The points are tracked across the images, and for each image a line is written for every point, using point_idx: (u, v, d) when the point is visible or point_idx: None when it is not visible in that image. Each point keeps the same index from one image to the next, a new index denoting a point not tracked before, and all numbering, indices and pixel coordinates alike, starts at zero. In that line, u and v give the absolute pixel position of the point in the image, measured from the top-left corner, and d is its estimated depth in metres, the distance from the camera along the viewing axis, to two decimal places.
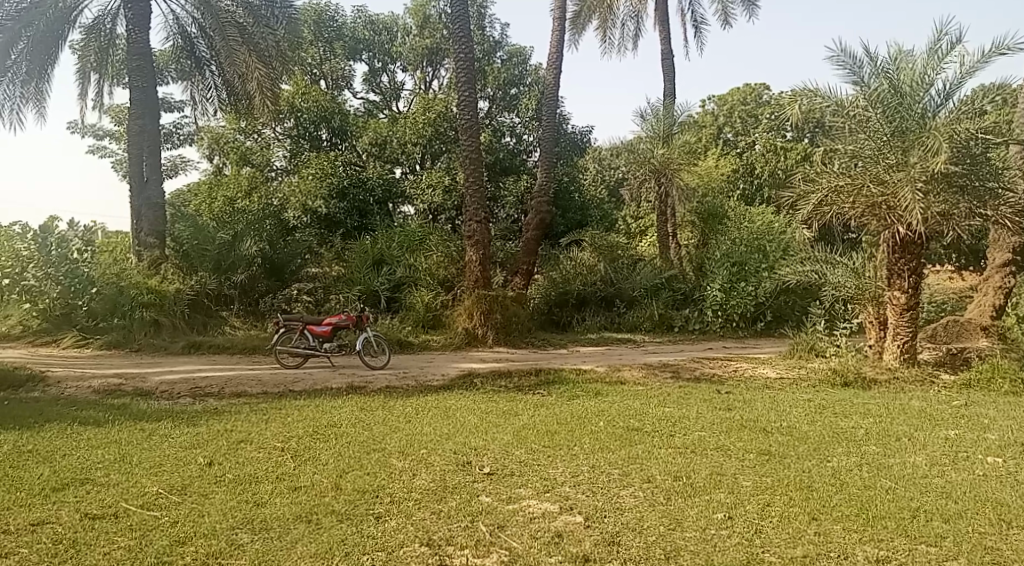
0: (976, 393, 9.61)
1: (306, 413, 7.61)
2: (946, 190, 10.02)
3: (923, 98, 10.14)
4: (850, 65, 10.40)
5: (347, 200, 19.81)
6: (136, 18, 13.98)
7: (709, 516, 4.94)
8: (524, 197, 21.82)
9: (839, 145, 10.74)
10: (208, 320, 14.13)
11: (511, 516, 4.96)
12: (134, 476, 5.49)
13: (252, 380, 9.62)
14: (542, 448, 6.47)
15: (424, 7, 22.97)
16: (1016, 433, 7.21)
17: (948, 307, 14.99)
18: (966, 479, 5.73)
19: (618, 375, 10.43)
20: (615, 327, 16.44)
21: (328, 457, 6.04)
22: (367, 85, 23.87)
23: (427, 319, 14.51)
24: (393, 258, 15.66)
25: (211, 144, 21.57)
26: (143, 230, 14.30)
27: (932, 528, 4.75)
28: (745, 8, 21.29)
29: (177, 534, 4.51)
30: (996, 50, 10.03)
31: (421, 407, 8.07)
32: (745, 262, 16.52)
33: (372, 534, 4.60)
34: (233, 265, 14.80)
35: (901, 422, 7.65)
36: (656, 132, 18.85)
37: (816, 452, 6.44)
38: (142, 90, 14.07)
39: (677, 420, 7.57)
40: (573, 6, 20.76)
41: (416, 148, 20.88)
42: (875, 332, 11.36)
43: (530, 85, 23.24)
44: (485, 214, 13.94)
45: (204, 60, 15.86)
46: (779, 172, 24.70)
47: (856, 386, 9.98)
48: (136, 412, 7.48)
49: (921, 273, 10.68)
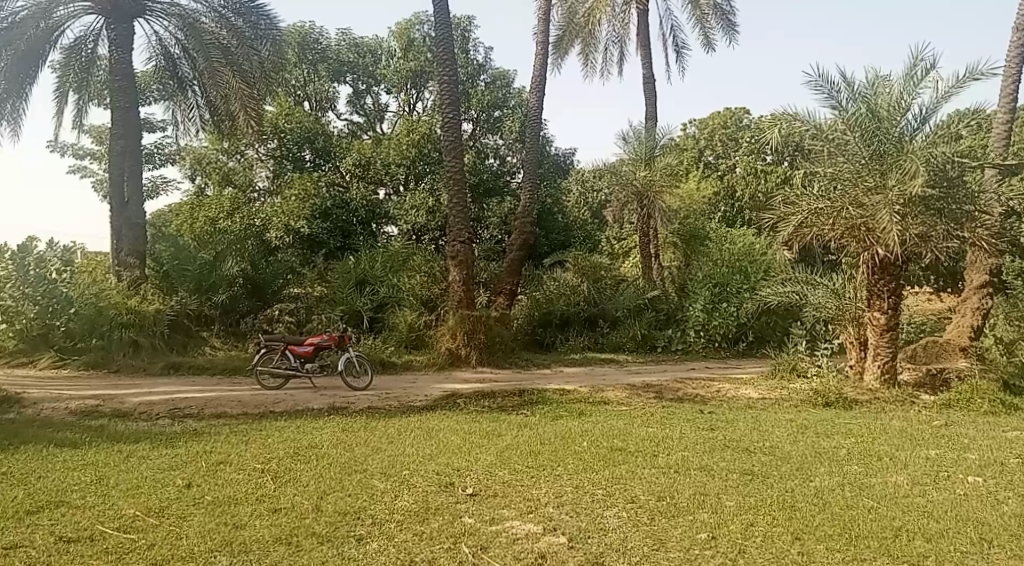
0: (956, 413, 9.68)
1: (286, 435, 7.52)
2: (923, 212, 10.20)
3: (899, 123, 10.29)
4: (829, 90, 10.55)
5: (330, 220, 19.88)
6: (118, 38, 13.92)
7: (693, 536, 4.92)
8: (508, 218, 21.98)
9: (818, 168, 10.86)
10: (188, 341, 14.01)
11: (494, 538, 4.91)
12: (111, 499, 5.39)
13: (232, 401, 9.50)
14: (525, 468, 6.44)
15: (409, 30, 23.09)
16: (996, 453, 7.27)
17: (927, 328, 15.14)
18: (947, 499, 5.76)
19: (602, 395, 10.42)
20: (599, 347, 16.47)
21: (309, 479, 5.97)
22: (351, 107, 23.95)
23: (410, 339, 14.50)
24: (377, 278, 15.71)
25: (193, 164, 21.47)
26: (122, 251, 14.10)
27: (915, 548, 4.77)
28: (725, 34, 21.63)
29: (154, 558, 4.42)
30: (970, 76, 10.26)
31: (403, 428, 7.99)
32: (726, 283, 16.79)
33: (353, 557, 4.53)
34: (214, 285, 14.77)
35: (883, 442, 7.69)
36: (639, 154, 19.13)
37: (799, 472, 6.46)
38: (125, 110, 13.99)
39: (660, 440, 7.58)
40: (556, 31, 21.00)
41: (399, 168, 20.85)
42: (856, 352, 11.49)
43: (513, 107, 23.43)
44: (468, 235, 13.91)
45: (186, 80, 15.79)
46: (758, 196, 25.20)
47: (837, 405, 10.05)
48: (113, 433, 7.37)
49: (900, 293, 10.79)
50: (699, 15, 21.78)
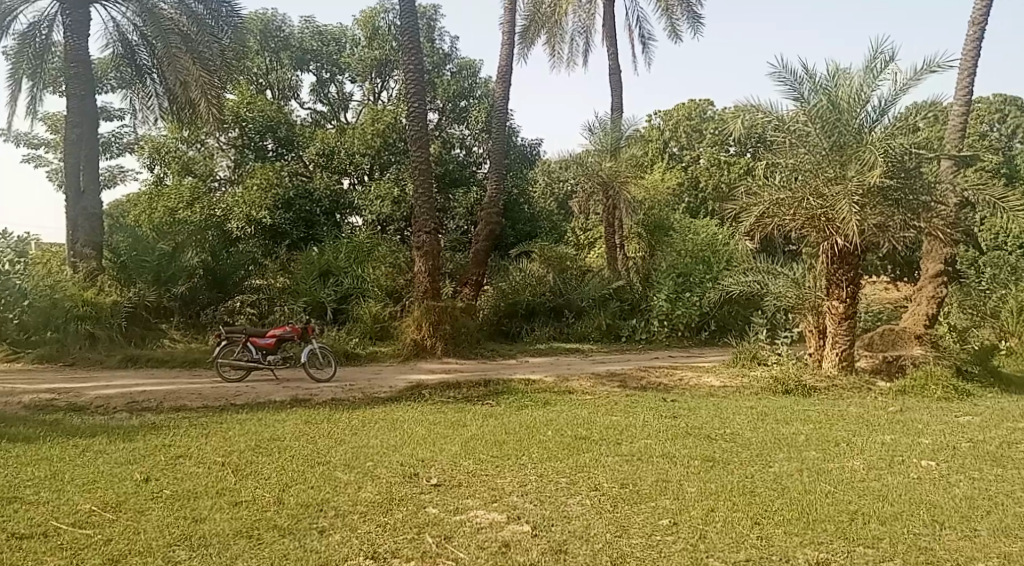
0: (910, 399, 9.92)
1: (248, 428, 7.43)
2: (882, 203, 10.40)
3: (859, 114, 10.47)
4: (791, 82, 10.70)
5: (293, 211, 19.63)
6: (74, 24, 13.53)
7: (655, 522, 4.98)
8: (473, 209, 21.93)
9: (780, 159, 10.98)
10: (147, 333, 13.78)
11: (458, 527, 4.91)
12: (66, 494, 5.29)
13: (192, 394, 9.34)
14: (490, 458, 6.44)
15: (374, 19, 22.85)
16: (949, 437, 7.47)
17: (883, 316, 15.49)
18: (901, 483, 5.90)
19: (566, 385, 10.47)
20: (564, 337, 16.54)
21: (271, 472, 5.91)
22: (315, 96, 23.63)
23: (374, 331, 14.42)
24: (340, 269, 15.58)
25: (151, 153, 21.01)
26: (79, 242, 13.75)
27: (870, 530, 4.88)
28: (690, 25, 21.76)
29: (111, 553, 4.34)
30: (928, 68, 10.47)
31: (368, 420, 7.95)
32: (690, 273, 17.02)
33: (316, 549, 4.50)
34: (174, 276, 14.54)
35: (840, 427, 7.86)
36: (605, 144, 19.22)
37: (758, 457, 6.57)
38: (81, 97, 13.61)
39: (624, 428, 7.64)
40: (523, 20, 20.91)
41: (364, 158, 20.67)
42: (815, 340, 11.66)
43: (479, 97, 23.31)
44: (434, 225, 13.84)
45: (145, 68, 15.41)
46: (722, 186, 25.47)
47: (796, 393, 10.21)
48: (68, 428, 7.20)
49: (859, 282, 10.99)
50: (665, 6, 21.86)
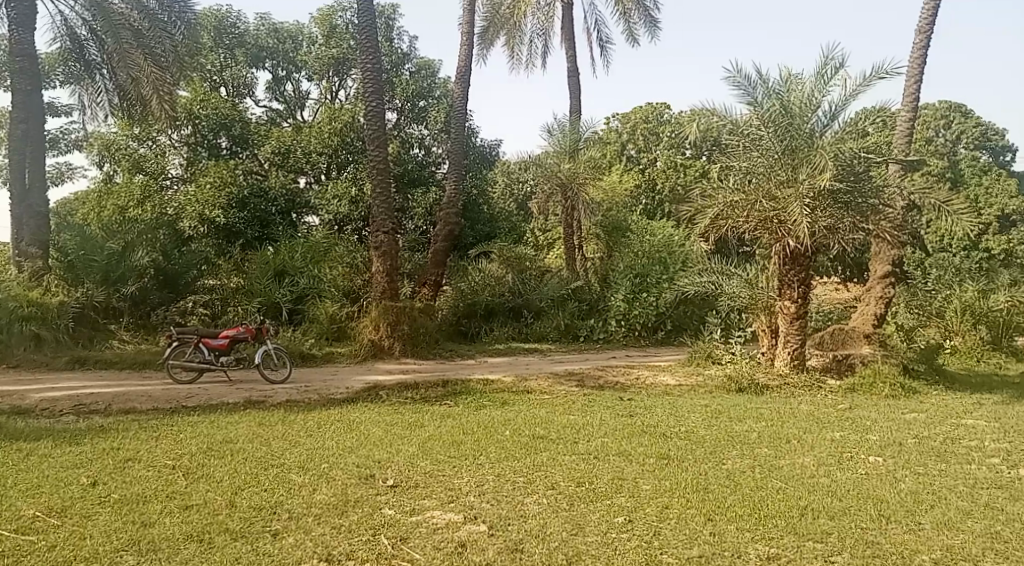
0: (859, 396, 10.17)
1: (200, 430, 7.29)
2: (832, 205, 10.64)
3: (810, 119, 10.74)
4: (745, 86, 10.89)
5: (247, 210, 19.31)
6: (19, 16, 13.10)
7: (610, 520, 5.02)
8: (432, 209, 21.83)
9: (734, 162, 11.16)
10: (95, 335, 13.42)
11: (414, 528, 4.89)
12: (7, 499, 5.12)
13: (142, 396, 9.13)
14: (447, 459, 6.42)
15: (331, 17, 22.61)
16: (895, 434, 7.68)
17: (834, 316, 15.85)
18: (850, 478, 6.05)
19: (524, 384, 10.50)
20: (522, 338, 16.57)
21: (223, 475, 5.80)
22: (270, 93, 23.28)
23: (331, 332, 14.27)
24: (296, 269, 15.38)
25: (100, 150, 20.46)
26: (24, 241, 13.34)
27: (819, 525, 5.00)
28: (648, 29, 22.00)
29: (55, 560, 4.22)
30: (877, 75, 10.76)
31: (324, 421, 7.87)
32: (646, 274, 17.21)
33: (268, 552, 4.44)
34: (123, 276, 14.19)
35: (791, 425, 8.02)
36: (563, 146, 19.33)
37: (712, 455, 6.67)
38: (27, 93, 13.19)
39: (581, 427, 7.69)
40: (482, 21, 20.91)
41: (321, 157, 20.44)
42: (767, 340, 11.86)
43: (438, 97, 23.23)
44: (392, 225, 13.76)
45: (94, 63, 15.00)
46: (678, 189, 25.80)
47: (750, 391, 10.39)
48: (11, 431, 6.98)
49: (810, 283, 11.23)
50: (623, 10, 22.06)
